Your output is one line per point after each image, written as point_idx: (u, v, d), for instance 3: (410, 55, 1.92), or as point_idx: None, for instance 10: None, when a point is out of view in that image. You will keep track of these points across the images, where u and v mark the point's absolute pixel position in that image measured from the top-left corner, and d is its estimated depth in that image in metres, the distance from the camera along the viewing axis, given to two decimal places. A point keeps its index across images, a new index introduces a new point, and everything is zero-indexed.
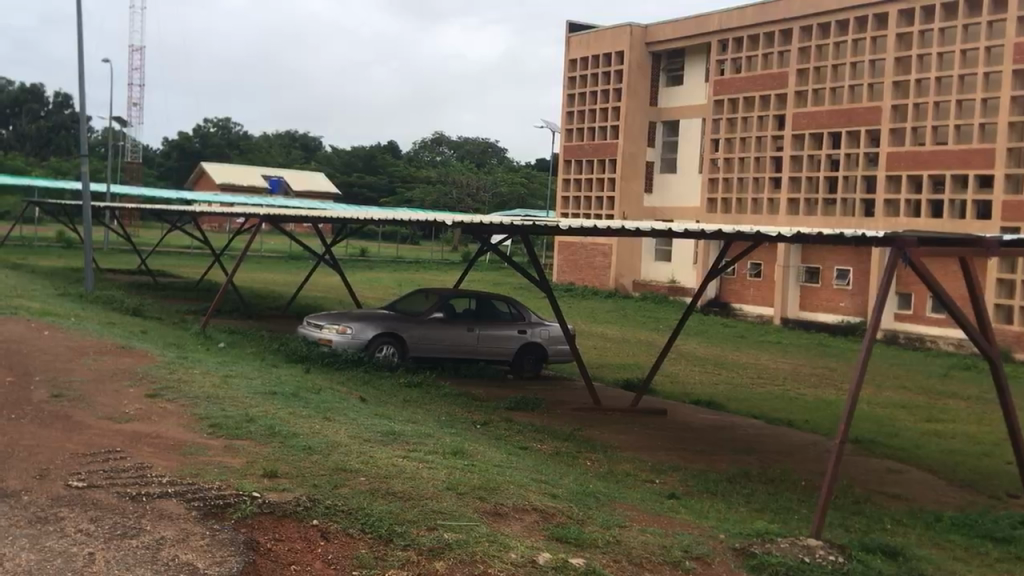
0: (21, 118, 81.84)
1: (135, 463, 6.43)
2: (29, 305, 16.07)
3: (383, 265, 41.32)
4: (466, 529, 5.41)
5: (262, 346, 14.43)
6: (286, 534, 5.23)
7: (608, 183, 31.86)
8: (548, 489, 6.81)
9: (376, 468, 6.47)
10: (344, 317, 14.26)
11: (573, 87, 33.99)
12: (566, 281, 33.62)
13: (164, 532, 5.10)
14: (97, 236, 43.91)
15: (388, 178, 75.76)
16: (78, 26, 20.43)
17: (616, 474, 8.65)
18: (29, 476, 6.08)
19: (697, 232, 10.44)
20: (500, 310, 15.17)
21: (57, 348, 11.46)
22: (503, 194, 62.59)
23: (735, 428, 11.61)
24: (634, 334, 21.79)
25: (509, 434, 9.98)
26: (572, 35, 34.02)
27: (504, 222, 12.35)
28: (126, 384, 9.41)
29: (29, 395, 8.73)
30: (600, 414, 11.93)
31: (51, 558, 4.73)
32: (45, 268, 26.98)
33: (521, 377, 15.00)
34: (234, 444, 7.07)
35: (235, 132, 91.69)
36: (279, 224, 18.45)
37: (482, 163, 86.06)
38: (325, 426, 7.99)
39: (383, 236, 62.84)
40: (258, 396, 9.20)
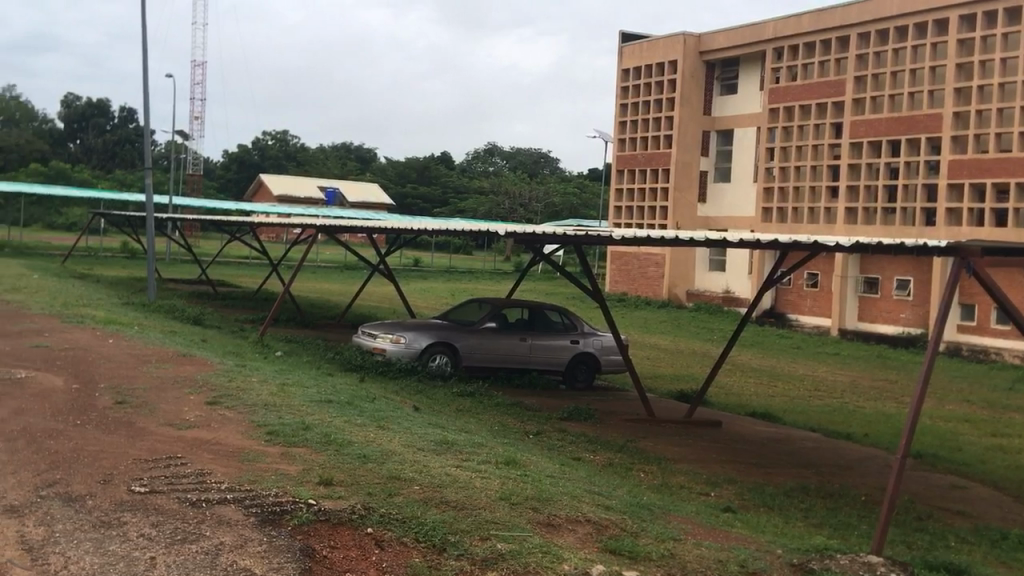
0: (88, 132, 84.56)
1: (195, 469, 6.56)
2: (94, 314, 16.49)
3: (438, 275, 41.71)
4: (520, 540, 5.41)
5: (318, 355, 14.62)
6: (341, 542, 5.27)
7: (661, 193, 31.67)
8: (602, 501, 6.77)
9: (430, 477, 6.51)
10: (399, 326, 14.39)
11: (626, 97, 33.89)
12: (619, 291, 33.51)
13: (224, 538, 5.20)
14: (160, 247, 45.12)
15: (441, 189, 76.34)
16: (143, 44, 21.01)
17: (670, 487, 8.58)
18: (94, 481, 6.24)
19: (752, 241, 10.29)
20: (554, 319, 15.13)
21: (121, 355, 11.77)
22: (556, 204, 62.78)
23: (793, 441, 11.45)
24: (688, 345, 21.62)
25: (562, 445, 9.97)
26: (625, 45, 33.97)
27: (558, 232, 12.30)
28: (187, 391, 9.61)
29: (94, 401, 8.96)
30: (654, 426, 11.86)
31: (114, 562, 4.84)
32: (110, 278, 27.74)
33: (574, 389, 14.93)
34: (291, 452, 7.17)
35: (292, 144, 93.34)
36: (335, 234, 18.66)
37: (534, 173, 86.34)
38: (379, 435, 8.05)
39: (436, 246, 63.39)
40: (314, 405, 9.31)
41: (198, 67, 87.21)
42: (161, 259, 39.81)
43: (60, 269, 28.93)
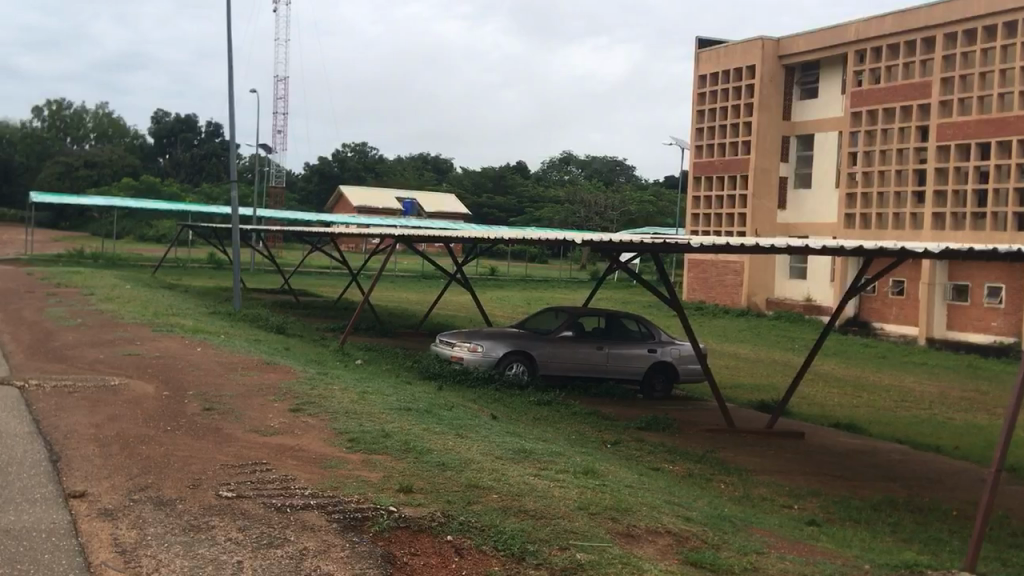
0: (177, 147, 87.60)
1: (279, 474, 6.70)
2: (183, 322, 16.97)
3: (514, 284, 41.84)
4: (600, 550, 5.37)
5: (397, 363, 14.80)
6: (422, 549, 5.31)
7: (740, 199, 31.21)
8: (682, 512, 6.69)
9: (508, 486, 6.52)
10: (476, 334, 14.49)
11: (702, 104, 33.58)
12: (696, 299, 33.13)
13: (307, 544, 5.28)
14: (245, 258, 46.34)
15: (516, 198, 76.80)
16: (228, 61, 21.63)
17: (752, 498, 8.43)
18: (184, 485, 6.43)
19: (834, 248, 10.06)
20: (631, 328, 15.03)
21: (207, 363, 12.10)
22: (632, 212, 62.46)
23: (878, 453, 11.15)
24: (769, 354, 21.21)
25: (641, 455, 9.88)
26: (701, 51, 33.67)
27: (634, 240, 12.22)
28: (271, 398, 9.82)
29: (184, 408, 9.22)
30: (734, 436, 11.67)
31: (203, 565, 4.97)
32: (198, 289, 28.54)
33: (652, 398, 14.78)
34: (371, 459, 7.26)
35: (370, 155, 94.97)
36: (413, 244, 18.88)
37: (610, 181, 86.07)
38: (458, 443, 8.09)
39: (512, 255, 63.70)
40: (394, 412, 9.43)
41: (281, 82, 89.52)
42: (246, 270, 40.82)
43: (151, 280, 29.93)
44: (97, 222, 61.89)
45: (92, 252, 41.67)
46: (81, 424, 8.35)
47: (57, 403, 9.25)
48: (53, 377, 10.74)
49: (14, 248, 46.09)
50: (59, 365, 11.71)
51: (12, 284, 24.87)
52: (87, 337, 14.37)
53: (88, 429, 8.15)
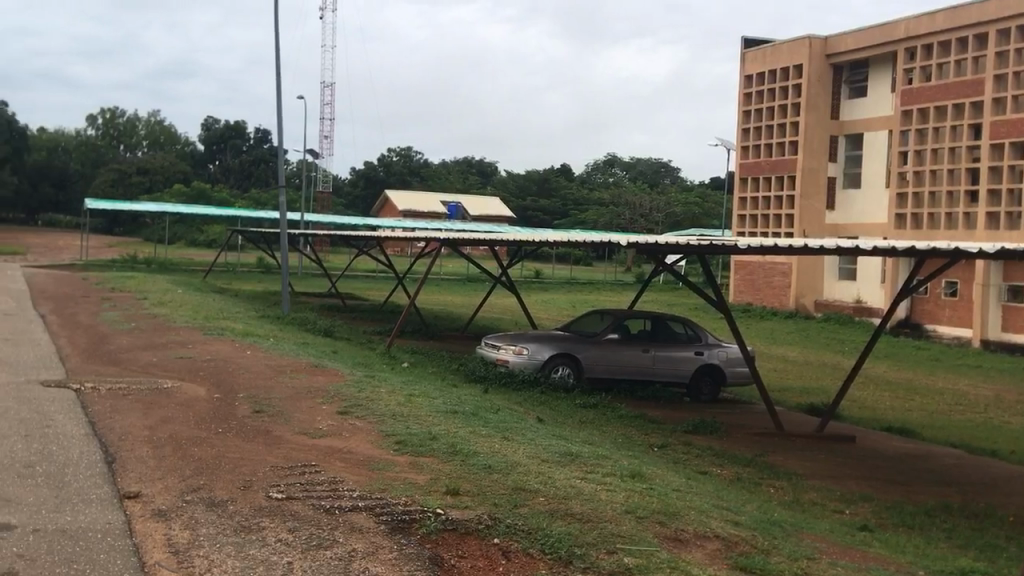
0: (226, 153, 88.97)
1: (328, 476, 6.76)
2: (233, 326, 17.20)
3: (559, 287, 41.77)
4: (647, 555, 5.34)
5: (443, 366, 14.85)
6: (469, 552, 5.33)
7: (787, 200, 30.84)
8: (731, 517, 6.62)
9: (555, 488, 6.51)
10: (521, 337, 14.50)
11: (748, 104, 33.26)
12: (743, 301, 32.79)
13: (356, 546, 5.32)
14: (293, 262, 46.89)
15: (561, 201, 76.81)
16: (276, 68, 21.93)
17: (803, 503, 8.31)
18: (235, 486, 6.52)
19: (886, 249, 9.88)
20: (677, 331, 14.92)
21: (257, 366, 12.28)
22: (677, 213, 62.09)
23: (932, 457, 10.93)
24: (817, 356, 20.91)
25: (688, 458, 9.81)
26: (747, 51, 33.35)
27: (679, 241, 12.14)
28: (319, 400, 9.93)
29: (234, 410, 9.35)
30: (783, 440, 11.53)
31: (254, 566, 5.04)
32: (247, 292, 28.94)
33: (699, 401, 14.65)
34: (418, 461, 7.31)
35: (416, 159, 95.59)
36: (458, 247, 18.93)
37: (655, 182, 85.65)
38: (504, 446, 8.09)
39: (557, 258, 63.66)
40: (440, 415, 9.46)
41: (328, 88, 90.46)
42: (294, 274, 41.31)
43: (202, 284, 30.42)
44: (150, 228, 63.13)
45: (145, 257, 42.52)
46: (135, 426, 8.51)
47: (113, 406, 9.44)
48: (108, 379, 10.98)
49: (70, 254, 47.19)
50: (114, 368, 11.96)
51: (69, 288, 25.48)
52: (141, 341, 14.66)
53: (142, 431, 8.31)
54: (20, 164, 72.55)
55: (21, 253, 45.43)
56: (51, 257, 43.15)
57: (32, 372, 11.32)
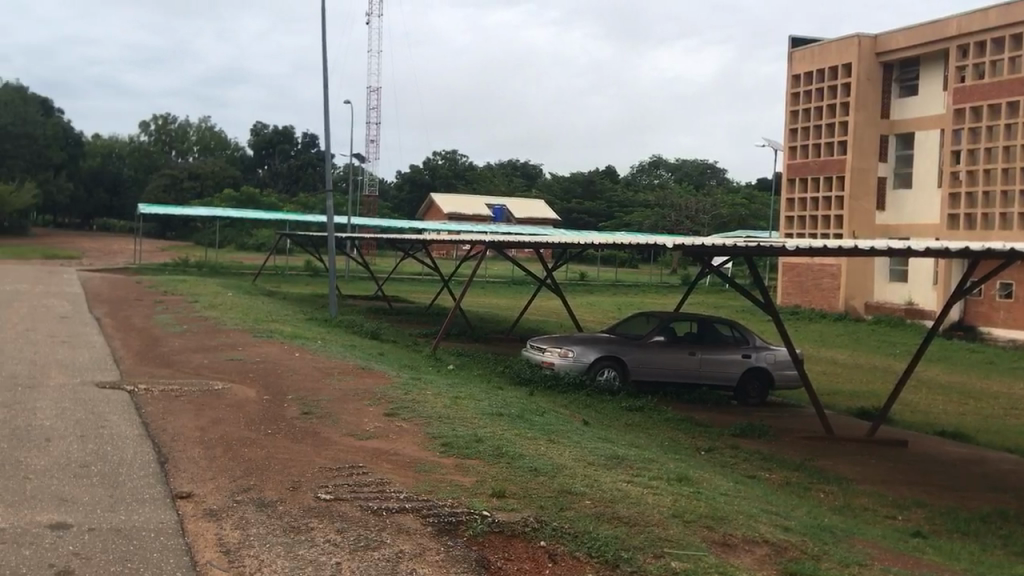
0: (275, 158, 90.20)
1: (375, 478, 6.82)
2: (282, 329, 17.44)
3: (605, 289, 41.68)
4: (695, 559, 5.29)
5: (488, 369, 14.89)
6: (516, 553, 5.34)
7: (836, 201, 30.42)
8: (780, 522, 6.54)
9: (601, 491, 6.49)
10: (567, 340, 14.48)
11: (796, 104, 32.88)
12: (792, 303, 32.39)
13: (404, 547, 5.35)
14: (340, 266, 47.39)
15: (606, 203, 76.63)
16: (324, 73, 22.20)
17: (854, 509, 8.19)
18: (284, 487, 6.60)
19: (938, 249, 9.72)
20: (724, 333, 14.79)
21: (305, 368, 12.43)
22: (723, 215, 61.64)
23: (987, 462, 10.69)
24: (868, 359, 20.60)
25: (736, 462, 9.72)
26: (794, 50, 32.97)
27: (726, 243, 12.05)
28: (366, 402, 10.02)
29: (283, 412, 9.46)
30: (833, 444, 11.36)
31: (303, 566, 5.09)
32: (296, 295, 29.33)
33: (747, 404, 14.48)
34: (464, 463, 7.33)
35: (461, 163, 96.07)
36: (504, 250, 18.97)
37: (701, 184, 85.10)
38: (550, 449, 8.10)
39: (602, 260, 63.54)
40: (487, 417, 9.48)
41: (374, 93, 91.22)
42: (342, 277, 41.76)
43: (252, 287, 30.91)
44: (200, 232, 64.27)
45: (196, 261, 43.29)
46: (187, 427, 8.66)
47: (166, 407, 9.63)
48: (161, 381, 11.20)
49: (124, 258, 48.22)
50: (167, 370, 12.19)
51: (124, 292, 26.01)
52: (193, 343, 14.92)
53: (194, 431, 8.46)
54: (75, 170, 74.31)
55: (76, 257, 46.53)
56: (106, 262, 44.09)
57: (89, 373, 11.60)
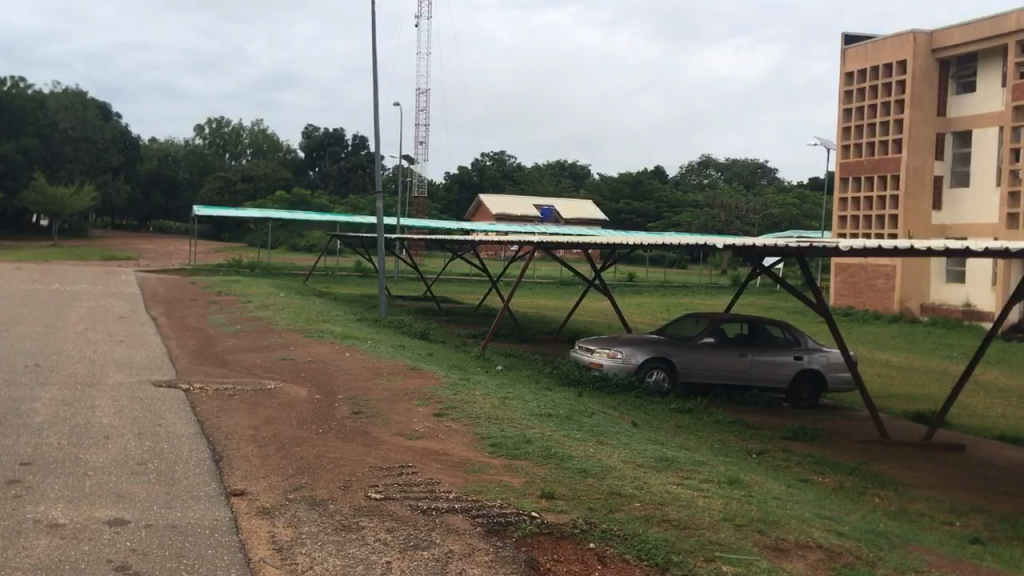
0: (325, 160, 91.19)
1: (424, 478, 6.85)
2: (333, 329, 17.62)
3: (654, 289, 41.46)
4: (747, 564, 5.23)
5: (537, 370, 14.88)
6: (565, 556, 5.31)
7: (891, 201, 29.88)
8: (834, 527, 6.43)
9: (651, 494, 6.45)
10: (615, 342, 14.42)
11: (849, 102, 32.35)
12: (845, 305, 31.87)
13: (453, 547, 5.38)
14: (389, 266, 47.78)
15: (654, 204, 76.21)
16: (374, 76, 22.39)
17: (909, 514, 8.03)
18: (336, 486, 6.66)
19: (997, 249, 9.50)
20: (776, 335, 14.63)
21: (356, 368, 12.53)
22: (774, 215, 60.95)
23: None
24: (924, 361, 20.20)
25: (788, 465, 9.59)
26: (847, 47, 32.44)
27: (779, 243, 11.90)
28: (416, 403, 10.07)
29: (334, 411, 9.55)
30: (888, 448, 11.15)
31: (354, 564, 5.13)
32: (346, 296, 29.62)
33: (799, 407, 14.28)
34: (513, 464, 7.33)
35: (509, 164, 96.29)
36: (552, 250, 18.94)
37: (751, 183, 84.27)
38: (599, 450, 8.06)
39: (650, 261, 63.25)
40: (535, 418, 9.48)
41: (422, 94, 91.77)
42: (391, 277, 42.07)
43: (304, 288, 31.30)
44: (253, 233, 65.16)
45: (249, 261, 43.87)
46: (241, 426, 8.79)
47: (220, 405, 9.78)
48: (215, 380, 11.38)
49: (179, 259, 49.06)
50: (221, 369, 12.40)
51: (180, 292, 26.50)
52: (246, 343, 15.16)
53: (246, 430, 8.57)
54: (132, 173, 75.88)
55: (133, 258, 47.52)
56: (162, 263, 44.87)
57: (145, 372, 11.83)
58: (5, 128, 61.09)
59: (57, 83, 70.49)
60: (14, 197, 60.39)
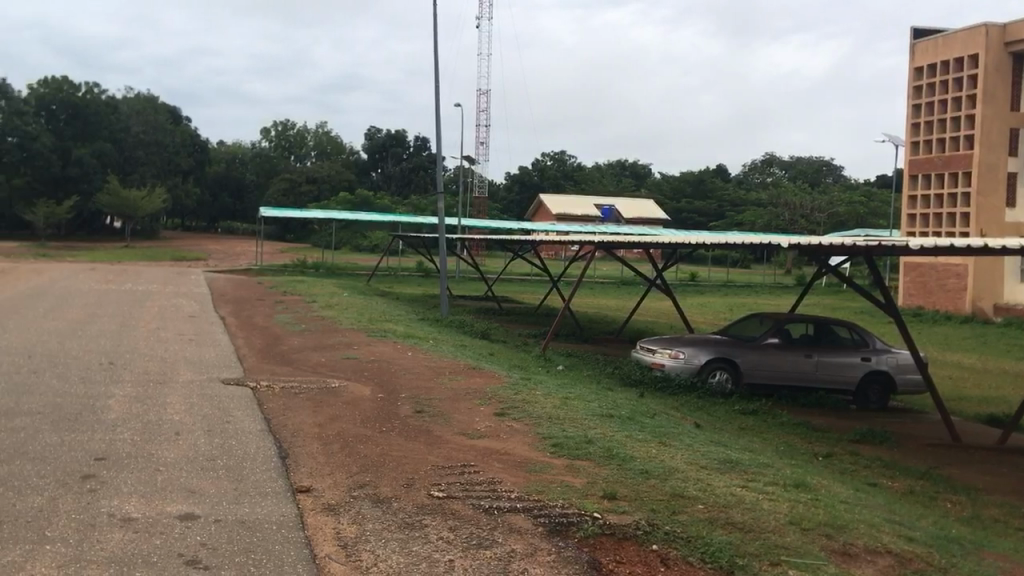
0: (388, 161, 92.18)
1: (486, 477, 6.88)
2: (396, 329, 17.78)
3: (717, 289, 40.99)
4: (815, 569, 5.14)
5: (598, 370, 14.83)
6: (627, 557, 5.28)
7: (962, 198, 29.12)
8: (904, 532, 6.28)
9: (714, 496, 6.36)
10: (677, 342, 14.29)
11: (918, 97, 31.58)
12: (914, 304, 31.13)
13: (515, 546, 5.38)
14: (450, 266, 48.09)
15: (717, 203, 75.44)
16: (435, 78, 22.53)
17: (983, 520, 7.81)
18: (399, 484, 6.72)
19: None
20: (843, 336, 14.36)
21: (417, 367, 12.63)
22: (840, 214, 59.92)
23: None
24: (997, 363, 19.63)
25: (855, 469, 9.40)
26: (916, 42, 31.67)
27: (847, 242, 11.65)
28: (477, 402, 10.10)
29: (396, 411, 9.63)
30: (960, 451, 10.86)
31: (418, 562, 5.16)
32: (409, 296, 29.85)
33: (867, 410, 13.97)
34: (575, 465, 7.31)
35: (570, 164, 96.28)
36: (614, 249, 18.83)
37: (817, 181, 82.97)
38: (662, 451, 8.00)
39: (713, 261, 62.64)
40: (596, 419, 9.43)
41: (482, 96, 92.19)
42: (452, 277, 42.32)
43: (368, 288, 31.65)
44: (317, 234, 66.13)
45: (313, 262, 44.52)
46: (305, 424, 8.90)
47: (285, 404, 9.93)
48: (281, 379, 11.55)
49: (246, 260, 49.96)
50: (287, 368, 12.59)
51: (246, 292, 26.95)
52: (311, 342, 15.35)
53: (311, 428, 8.71)
54: (201, 176, 77.60)
55: (202, 259, 48.58)
56: (230, 263, 45.78)
57: (213, 371, 12.07)
58: (81, 132, 62.92)
59: (129, 88, 72.45)
60: (89, 200, 62.11)
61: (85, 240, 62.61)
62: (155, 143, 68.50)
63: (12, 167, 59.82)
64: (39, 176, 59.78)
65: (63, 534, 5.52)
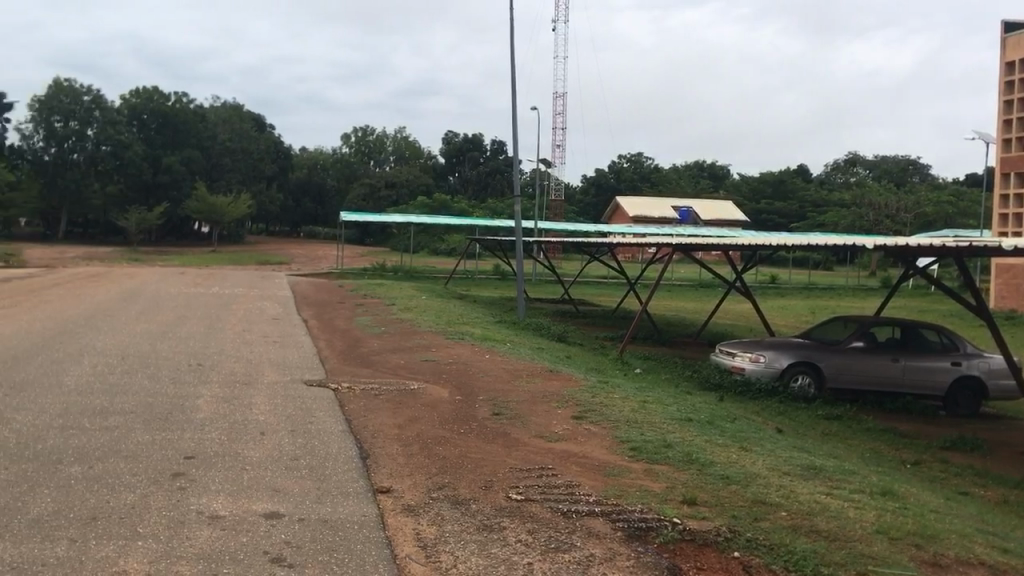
0: (464, 165, 92.90)
1: (565, 480, 6.86)
2: (475, 331, 17.91)
3: (798, 292, 40.20)
4: None
5: (677, 373, 14.69)
6: (708, 564, 5.21)
7: None
8: (998, 543, 6.05)
9: (797, 503, 6.23)
10: (758, 345, 14.08)
11: (1011, 93, 30.44)
12: (1007, 307, 30.00)
13: (594, 550, 5.36)
14: (527, 269, 48.25)
15: (798, 204, 74.03)
16: (511, 80, 22.61)
17: None
18: (477, 486, 6.76)
19: None
20: (931, 340, 13.91)
21: (495, 370, 12.68)
22: (928, 214, 58.20)
23: None
24: None
25: (945, 477, 9.10)
26: (1008, 35, 30.54)
27: (934, 244, 11.29)
28: (555, 405, 10.09)
29: (475, 412, 9.70)
30: None
31: (497, 564, 5.19)
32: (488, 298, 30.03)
33: (957, 416, 13.51)
34: (654, 469, 7.24)
35: (647, 165, 95.64)
36: (692, 251, 18.63)
37: (902, 180, 80.71)
38: (742, 457, 7.86)
39: (795, 264, 61.46)
40: (675, 423, 9.34)
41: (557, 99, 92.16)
42: (529, 280, 42.41)
43: (446, 291, 31.97)
44: (396, 237, 67.05)
45: (391, 265, 45.17)
46: (385, 425, 9.03)
47: (365, 405, 10.10)
48: (362, 380, 11.75)
49: (327, 263, 50.93)
50: (367, 370, 12.80)
51: (328, 295, 27.43)
52: (392, 344, 15.55)
53: (392, 429, 8.83)
54: (283, 181, 79.43)
55: (286, 263, 49.69)
56: (312, 267, 46.73)
57: (296, 372, 12.36)
58: (171, 141, 65.23)
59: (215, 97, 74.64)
60: (178, 206, 64.27)
61: (174, 245, 64.71)
62: (240, 150, 70.40)
63: (106, 176, 62.51)
64: (131, 184, 62.17)
65: (155, 531, 5.68)
